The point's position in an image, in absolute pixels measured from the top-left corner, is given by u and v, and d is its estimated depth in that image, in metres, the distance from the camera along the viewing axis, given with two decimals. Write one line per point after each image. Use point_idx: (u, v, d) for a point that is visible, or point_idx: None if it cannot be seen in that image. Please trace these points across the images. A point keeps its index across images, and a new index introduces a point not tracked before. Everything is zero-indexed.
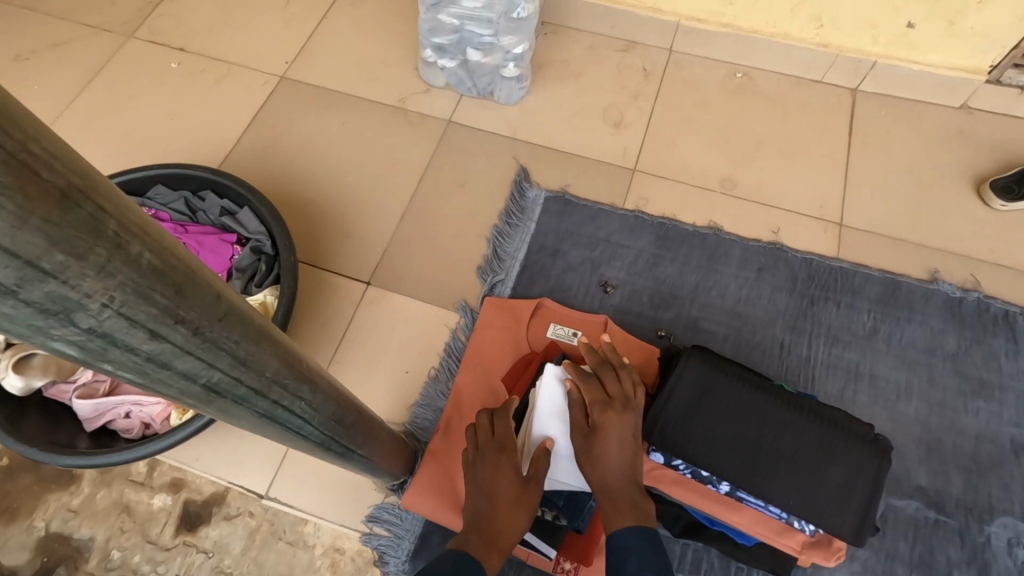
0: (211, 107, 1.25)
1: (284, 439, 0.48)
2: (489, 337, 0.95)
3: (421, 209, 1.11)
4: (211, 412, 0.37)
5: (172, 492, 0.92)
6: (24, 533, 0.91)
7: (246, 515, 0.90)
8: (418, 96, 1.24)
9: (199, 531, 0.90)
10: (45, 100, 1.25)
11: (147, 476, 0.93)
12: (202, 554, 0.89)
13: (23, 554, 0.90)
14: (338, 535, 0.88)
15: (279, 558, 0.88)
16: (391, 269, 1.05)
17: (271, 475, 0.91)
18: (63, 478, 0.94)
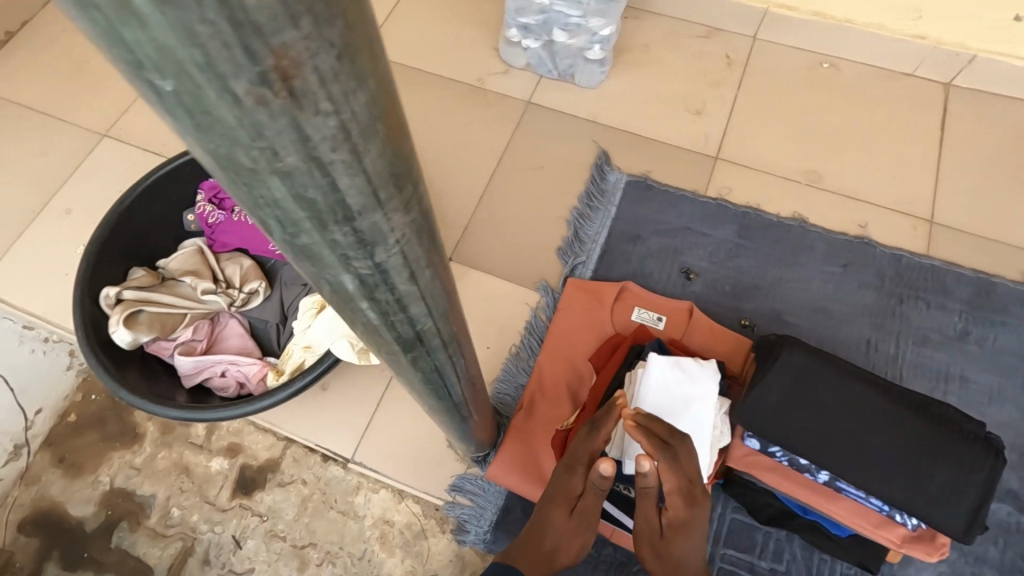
0: None
1: (432, 400, 0.51)
2: (572, 317, 0.95)
3: (500, 188, 1.12)
4: (400, 365, 0.40)
5: (229, 457, 0.96)
6: (88, 487, 0.95)
7: (299, 483, 0.93)
8: (497, 76, 1.24)
9: (254, 495, 0.93)
10: None
11: (206, 439, 0.98)
12: (256, 517, 0.92)
13: (87, 507, 0.94)
14: (387, 507, 0.90)
15: (330, 527, 0.90)
16: (472, 247, 1.06)
17: (357, 441, 0.94)
18: (126, 437, 0.99)
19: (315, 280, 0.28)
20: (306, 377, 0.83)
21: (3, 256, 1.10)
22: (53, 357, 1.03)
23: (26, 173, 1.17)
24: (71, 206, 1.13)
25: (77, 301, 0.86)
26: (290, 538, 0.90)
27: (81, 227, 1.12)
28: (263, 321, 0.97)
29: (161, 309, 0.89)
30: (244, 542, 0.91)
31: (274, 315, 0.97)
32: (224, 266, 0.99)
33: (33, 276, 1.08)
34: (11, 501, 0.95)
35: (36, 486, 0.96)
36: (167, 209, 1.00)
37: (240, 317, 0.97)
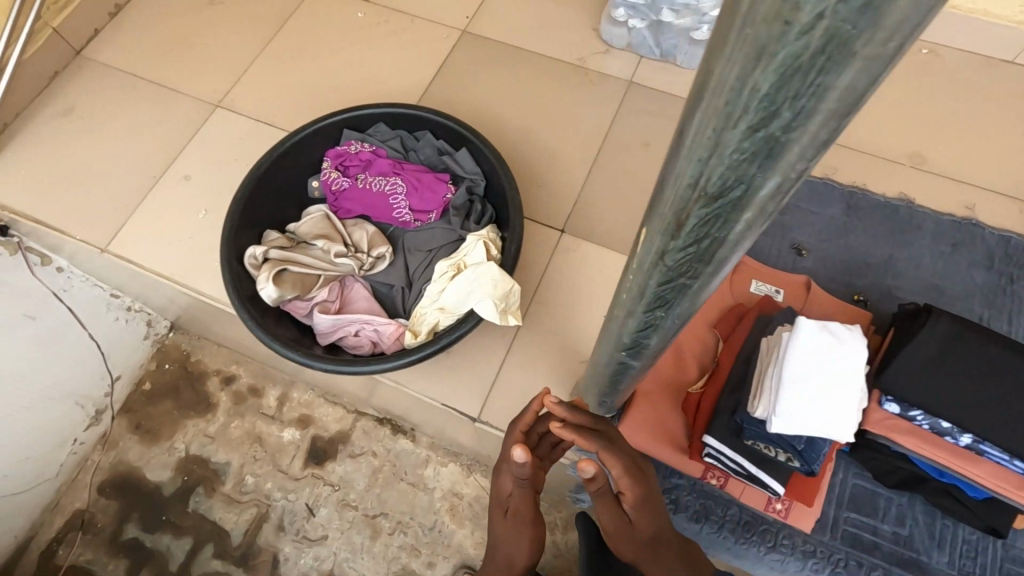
0: (396, 56, 1.28)
1: (645, 337, 0.53)
2: None
3: (608, 165, 1.14)
4: (678, 290, 0.42)
5: (302, 428, 1.32)
6: (167, 453, 1.30)
7: (369, 455, 1.29)
8: (598, 56, 1.26)
9: (326, 466, 1.28)
10: (242, 43, 1.31)
11: (278, 411, 1.34)
12: (329, 486, 1.26)
13: (166, 472, 1.29)
14: (456, 481, 1.25)
15: (398, 496, 1.25)
16: (584, 220, 1.09)
17: (481, 402, 0.96)
18: (201, 408, 1.34)
19: (724, 192, 0.29)
20: (448, 337, 0.85)
21: (125, 221, 1.13)
22: (135, 325, 1.36)
23: (143, 141, 1.20)
24: (190, 172, 1.16)
25: (223, 260, 0.90)
26: (362, 506, 1.24)
27: (200, 192, 1.15)
28: (390, 285, 1.00)
29: (301, 269, 0.93)
30: (318, 508, 1.25)
31: (400, 279, 1.00)
32: (351, 231, 1.02)
33: (155, 237, 1.11)
34: (92, 462, 1.30)
35: (115, 449, 1.31)
36: (295, 175, 1.04)
37: (366, 281, 1.01)
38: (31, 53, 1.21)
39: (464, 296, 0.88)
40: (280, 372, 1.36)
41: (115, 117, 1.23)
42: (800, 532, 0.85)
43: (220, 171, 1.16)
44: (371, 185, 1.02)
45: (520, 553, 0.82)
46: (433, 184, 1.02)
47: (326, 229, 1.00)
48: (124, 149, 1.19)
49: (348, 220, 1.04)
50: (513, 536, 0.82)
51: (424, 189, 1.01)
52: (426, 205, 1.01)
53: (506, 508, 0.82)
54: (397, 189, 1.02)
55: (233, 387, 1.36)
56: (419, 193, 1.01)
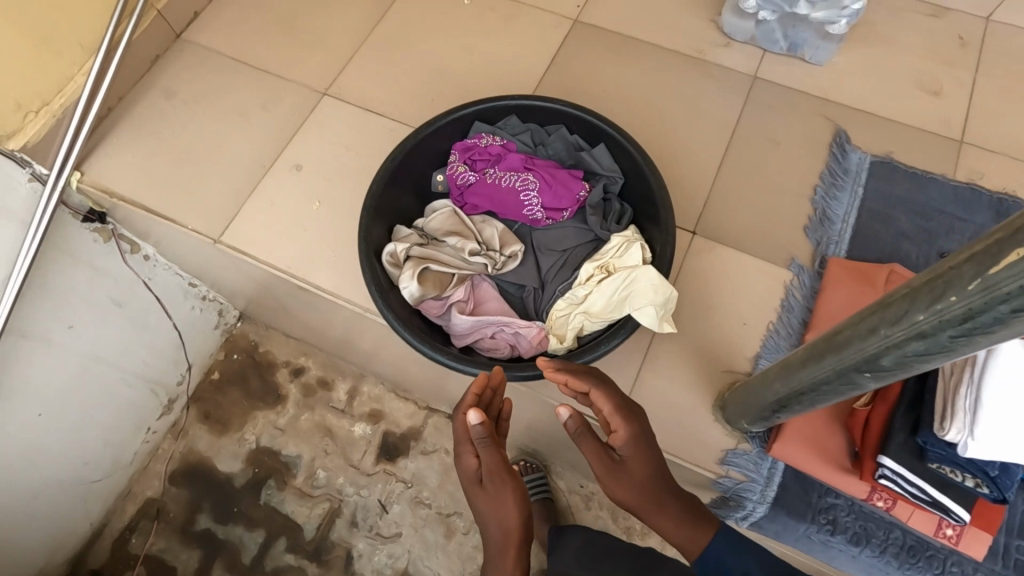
0: (506, 44, 1.23)
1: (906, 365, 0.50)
2: (842, 297, 0.93)
3: (737, 164, 1.09)
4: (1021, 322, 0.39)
5: (372, 423, 1.32)
6: (236, 444, 1.31)
7: (440, 452, 1.30)
8: (719, 49, 1.20)
9: (397, 462, 1.29)
10: (344, 29, 1.27)
11: (348, 405, 1.34)
12: (401, 482, 1.28)
13: (236, 463, 1.30)
14: None
15: None
16: (716, 221, 1.04)
17: None
18: (270, 400, 1.35)
19: None
20: (606, 346, 0.81)
21: (236, 211, 1.09)
22: (207, 314, 1.37)
23: (250, 129, 1.17)
24: (301, 162, 1.13)
25: (363, 258, 0.87)
26: (435, 505, 1.26)
27: (312, 183, 1.11)
28: (521, 285, 0.96)
29: (440, 268, 0.90)
30: (391, 503, 1.26)
31: (532, 280, 0.96)
32: (480, 228, 0.98)
33: (269, 229, 1.08)
34: (162, 451, 1.32)
35: (184, 438, 1.33)
36: (421, 168, 1.00)
37: (495, 280, 0.97)
38: (137, 36, 1.18)
39: (619, 299, 0.84)
40: (349, 363, 1.37)
41: (220, 104, 1.19)
42: (971, 559, 0.81)
43: (330, 161, 1.12)
44: (502, 180, 0.97)
45: (508, 525, 0.75)
46: (568, 181, 0.97)
47: (456, 226, 0.96)
48: (231, 137, 1.16)
49: (475, 216, 0.99)
50: (495, 509, 0.75)
51: (558, 186, 0.96)
52: (559, 202, 0.96)
53: (480, 485, 0.76)
54: (529, 185, 0.96)
55: (302, 380, 1.37)
56: (552, 189, 0.96)
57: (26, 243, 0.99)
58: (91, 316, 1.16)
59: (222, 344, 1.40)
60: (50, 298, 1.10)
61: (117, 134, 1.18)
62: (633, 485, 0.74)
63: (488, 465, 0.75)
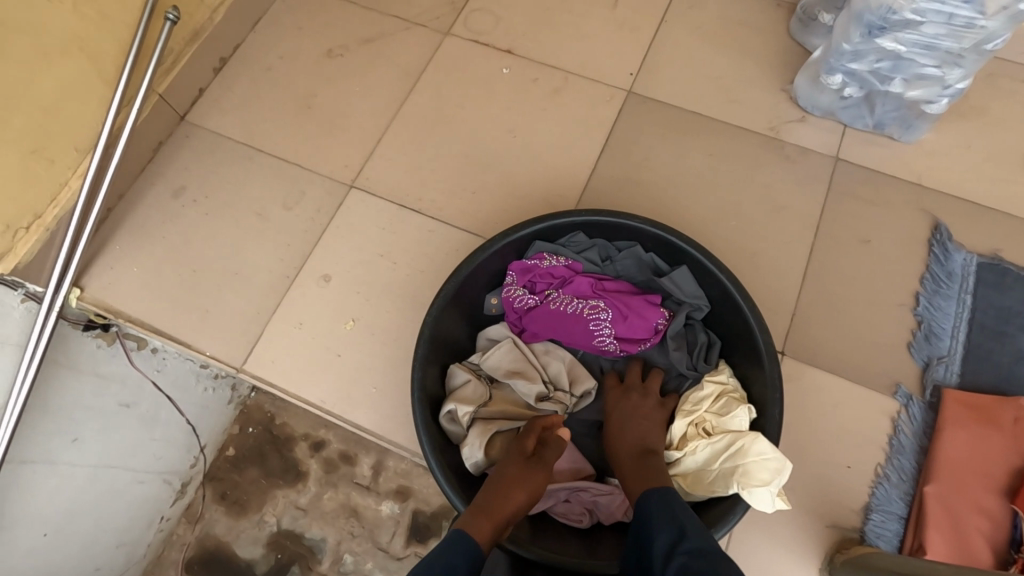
0: (552, 122, 1.09)
1: None
2: (965, 442, 0.82)
3: (824, 268, 0.97)
4: None
5: (400, 501, 1.08)
6: (256, 528, 1.10)
7: None
8: (793, 124, 1.07)
9: (428, 543, 1.06)
10: (367, 104, 1.12)
11: (373, 481, 1.10)
12: None
13: (257, 549, 1.09)
14: None
15: None
16: (806, 340, 0.92)
17: None
18: (288, 477, 1.12)
19: None
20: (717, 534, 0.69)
21: (261, 332, 0.97)
22: (219, 394, 1.15)
23: (272, 231, 1.03)
24: (330, 272, 1.00)
25: (421, 424, 0.75)
26: None
27: (346, 297, 0.98)
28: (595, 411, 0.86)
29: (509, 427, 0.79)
30: None
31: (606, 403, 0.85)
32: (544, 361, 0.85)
33: (302, 354, 0.95)
34: (177, 539, 1.12)
35: (200, 523, 1.12)
36: (475, 292, 0.87)
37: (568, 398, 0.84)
38: (137, 126, 1.04)
39: (725, 470, 0.72)
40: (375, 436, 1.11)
41: (236, 202, 1.06)
42: None
43: (362, 272, 1.00)
44: (568, 307, 0.84)
45: (509, 502, 0.68)
46: (646, 309, 0.84)
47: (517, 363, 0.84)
48: (251, 241, 1.03)
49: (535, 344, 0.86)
50: (515, 479, 0.71)
51: (634, 315, 0.83)
52: (637, 333, 0.83)
53: (516, 457, 0.74)
54: (602, 313, 0.83)
55: (323, 454, 1.13)
56: (629, 319, 0.83)
57: (20, 378, 0.85)
58: (97, 422, 0.99)
59: (236, 418, 1.17)
60: (55, 410, 0.94)
61: (122, 240, 1.04)
62: (621, 425, 0.78)
63: (544, 453, 0.75)
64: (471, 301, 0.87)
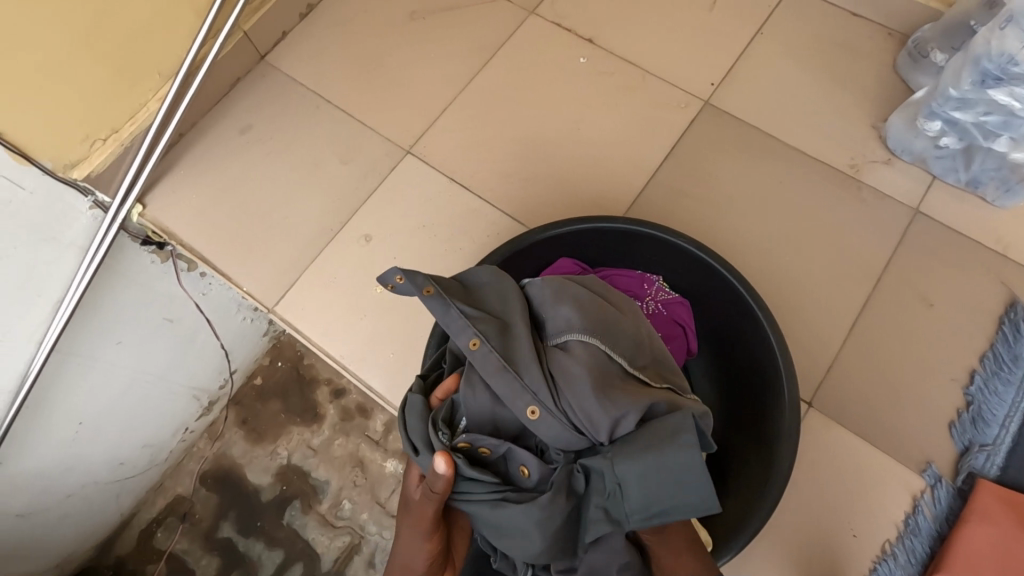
0: (619, 119, 1.06)
1: None
2: (988, 538, 0.76)
3: (876, 323, 0.90)
4: None
5: (404, 463, 1.11)
6: (267, 458, 1.16)
7: None
8: (876, 166, 0.99)
9: None
10: (438, 72, 1.12)
11: (383, 437, 1.13)
12: None
13: (265, 477, 1.15)
14: None
15: None
16: (840, 395, 0.87)
17: None
18: (306, 416, 1.17)
19: None
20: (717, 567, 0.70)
21: (297, 276, 1.00)
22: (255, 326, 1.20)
23: (324, 183, 1.05)
24: (371, 232, 1.02)
25: None
26: None
27: (382, 259, 1.00)
28: (599, 480, 0.59)
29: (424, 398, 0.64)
30: None
31: (635, 521, 0.58)
32: (529, 367, 0.60)
33: (331, 306, 0.98)
34: (197, 451, 1.21)
35: (219, 442, 1.20)
36: None
37: (691, 470, 0.56)
38: (218, 60, 1.08)
39: None
40: None
41: (296, 148, 1.08)
42: None
43: (403, 238, 1.01)
44: None
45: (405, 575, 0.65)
46: (672, 303, 0.83)
47: (580, 334, 0.63)
48: (304, 189, 1.05)
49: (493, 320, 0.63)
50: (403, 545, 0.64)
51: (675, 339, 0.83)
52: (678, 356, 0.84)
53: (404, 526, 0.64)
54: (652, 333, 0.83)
55: (341, 402, 1.17)
56: (657, 296, 0.82)
57: (77, 277, 0.91)
58: (140, 331, 1.04)
59: (268, 350, 1.24)
60: (102, 312, 0.98)
61: (186, 166, 1.09)
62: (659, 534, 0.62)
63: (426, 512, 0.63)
64: None
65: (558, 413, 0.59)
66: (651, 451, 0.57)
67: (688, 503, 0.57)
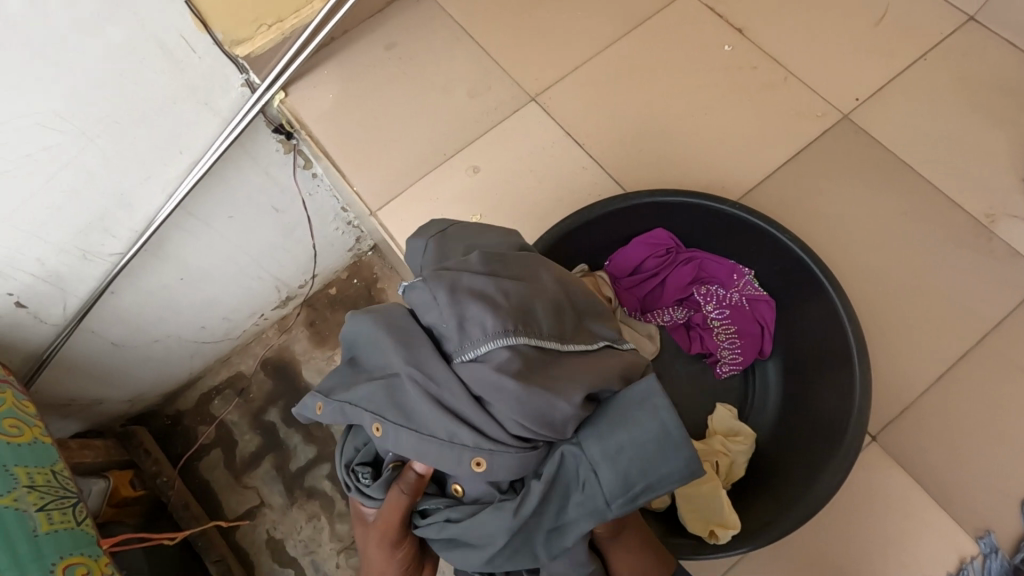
0: (749, 114, 1.04)
1: None
2: None
3: (967, 379, 0.85)
4: None
5: None
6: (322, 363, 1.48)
7: None
8: (1014, 221, 0.93)
9: None
10: (581, 30, 1.14)
11: None
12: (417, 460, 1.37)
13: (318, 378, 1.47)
14: None
15: None
16: (907, 437, 0.83)
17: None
18: None
19: None
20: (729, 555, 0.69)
21: (401, 189, 1.06)
22: None
23: (448, 110, 1.10)
24: (478, 165, 1.06)
25: None
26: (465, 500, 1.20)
27: (483, 192, 1.04)
28: (572, 468, 0.64)
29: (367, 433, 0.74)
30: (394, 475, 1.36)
31: (616, 505, 0.62)
32: (427, 415, 0.62)
33: (426, 224, 1.03)
34: (266, 337, 1.52)
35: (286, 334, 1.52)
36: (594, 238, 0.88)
37: (658, 441, 0.63)
38: None
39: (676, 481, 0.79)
40: None
41: (430, 72, 1.14)
42: None
43: (507, 177, 1.05)
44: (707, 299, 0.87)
45: None
46: (757, 299, 0.86)
47: (497, 338, 0.62)
48: (428, 112, 1.11)
49: (408, 355, 0.64)
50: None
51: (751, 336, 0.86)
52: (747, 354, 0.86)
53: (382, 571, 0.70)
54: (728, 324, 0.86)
55: None
56: (743, 286, 0.86)
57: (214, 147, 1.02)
58: (248, 210, 1.18)
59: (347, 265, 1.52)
60: (223, 184, 1.13)
61: (330, 68, 1.17)
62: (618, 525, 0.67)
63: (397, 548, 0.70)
64: (587, 241, 0.88)
65: (496, 452, 0.61)
66: (620, 419, 0.64)
67: (663, 472, 0.63)
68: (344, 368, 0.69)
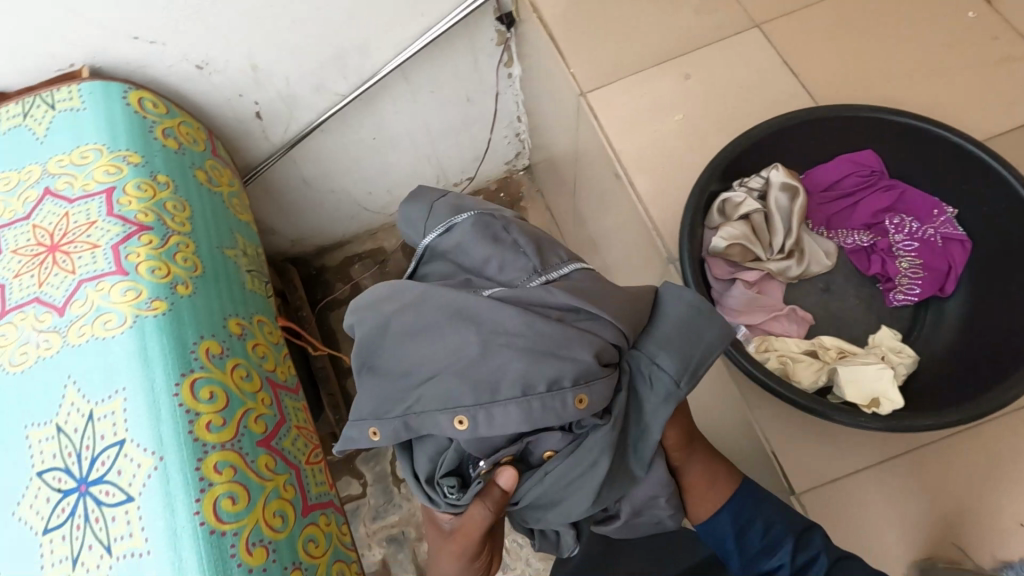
0: (979, 81, 1.06)
1: None
2: None
3: None
4: None
5: None
6: None
7: None
8: None
9: None
10: None
11: None
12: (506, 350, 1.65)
13: None
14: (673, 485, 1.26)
15: None
16: None
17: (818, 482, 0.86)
18: None
19: None
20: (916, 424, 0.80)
21: (616, 79, 1.14)
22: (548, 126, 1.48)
23: (674, 18, 1.17)
24: (692, 72, 1.12)
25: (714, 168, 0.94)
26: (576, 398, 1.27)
27: (693, 95, 1.11)
28: (641, 368, 0.81)
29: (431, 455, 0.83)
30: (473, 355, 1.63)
31: (683, 382, 0.80)
32: (440, 425, 0.76)
33: (633, 112, 1.11)
34: None
35: None
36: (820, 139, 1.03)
37: (695, 323, 0.82)
38: None
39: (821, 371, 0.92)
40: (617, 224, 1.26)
41: None
42: None
43: (722, 87, 1.11)
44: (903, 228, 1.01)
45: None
46: (952, 240, 1.00)
47: (574, 263, 0.89)
48: (655, 15, 1.18)
49: (479, 321, 0.77)
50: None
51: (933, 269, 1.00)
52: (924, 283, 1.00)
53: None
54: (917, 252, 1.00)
55: None
56: (940, 225, 1.00)
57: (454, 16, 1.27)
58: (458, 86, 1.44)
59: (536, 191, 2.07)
60: None
61: None
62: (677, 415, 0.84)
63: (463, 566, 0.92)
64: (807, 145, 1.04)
65: (593, 380, 0.75)
66: (662, 323, 0.83)
67: (708, 345, 0.82)
68: (366, 382, 0.82)
